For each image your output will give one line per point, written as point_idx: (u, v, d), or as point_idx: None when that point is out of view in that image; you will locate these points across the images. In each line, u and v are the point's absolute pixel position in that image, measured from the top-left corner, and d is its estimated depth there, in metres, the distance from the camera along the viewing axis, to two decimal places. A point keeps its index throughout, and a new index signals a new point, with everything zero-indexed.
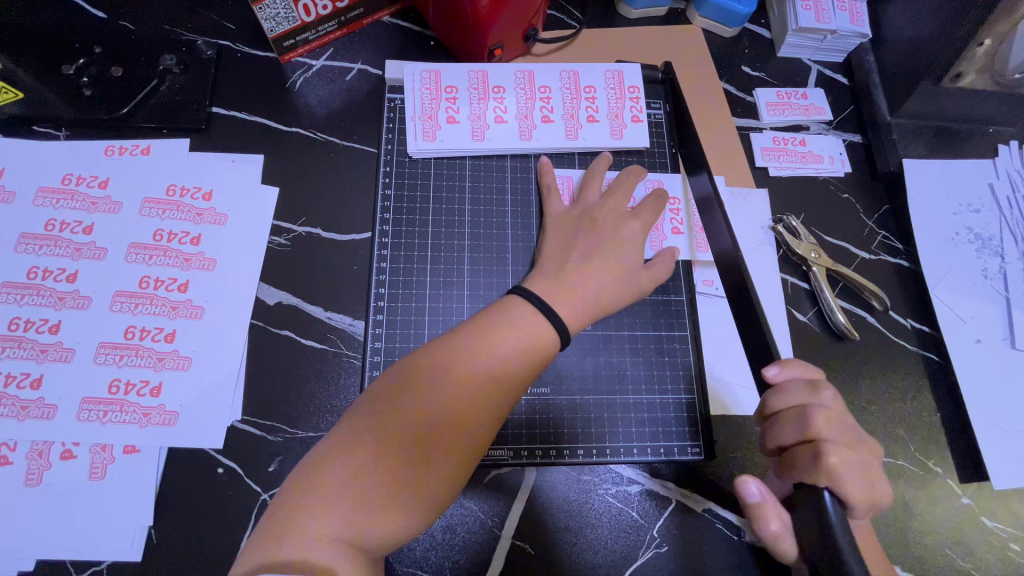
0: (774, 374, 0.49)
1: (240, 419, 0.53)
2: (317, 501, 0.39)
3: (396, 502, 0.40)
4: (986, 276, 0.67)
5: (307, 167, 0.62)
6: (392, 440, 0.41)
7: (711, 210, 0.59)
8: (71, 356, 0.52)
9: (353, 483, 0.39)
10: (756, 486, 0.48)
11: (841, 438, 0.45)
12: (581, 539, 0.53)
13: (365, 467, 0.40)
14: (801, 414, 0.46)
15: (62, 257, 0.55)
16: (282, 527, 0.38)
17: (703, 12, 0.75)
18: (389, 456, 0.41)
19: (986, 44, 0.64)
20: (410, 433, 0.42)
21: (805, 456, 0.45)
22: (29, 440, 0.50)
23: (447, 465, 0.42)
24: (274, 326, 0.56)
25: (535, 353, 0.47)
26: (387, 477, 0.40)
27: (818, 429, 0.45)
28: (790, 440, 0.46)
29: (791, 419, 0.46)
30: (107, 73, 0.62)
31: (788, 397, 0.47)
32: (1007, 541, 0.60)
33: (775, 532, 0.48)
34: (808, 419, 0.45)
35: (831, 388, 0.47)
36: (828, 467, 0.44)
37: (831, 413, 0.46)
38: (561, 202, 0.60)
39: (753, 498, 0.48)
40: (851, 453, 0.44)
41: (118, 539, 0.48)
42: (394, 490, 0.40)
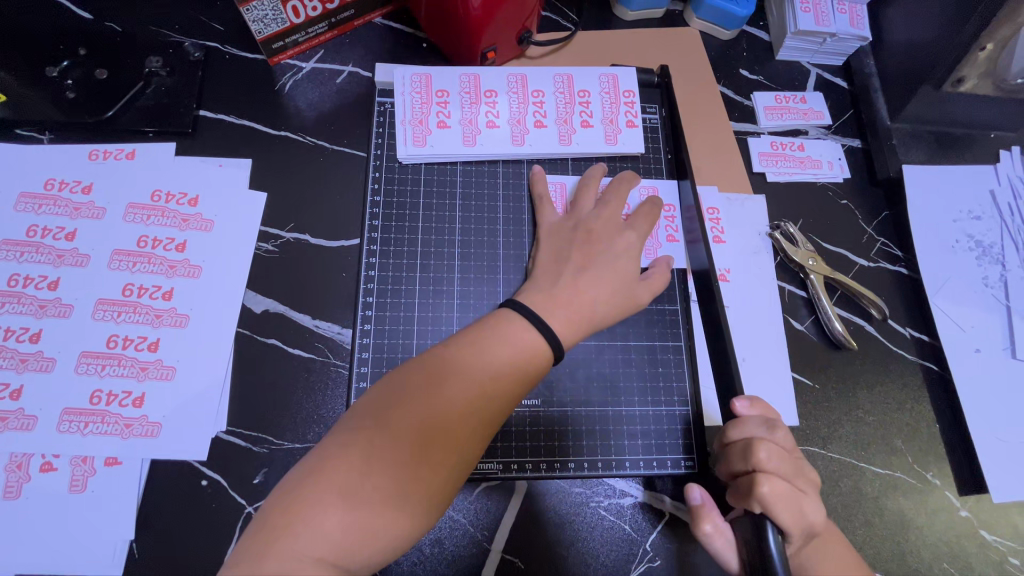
0: (742, 407, 0.50)
1: (225, 431, 0.52)
2: (301, 520, 0.37)
3: (383, 522, 0.39)
4: (986, 284, 0.66)
5: (295, 172, 0.61)
6: (380, 456, 0.40)
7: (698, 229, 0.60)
8: (52, 366, 0.51)
9: (340, 502, 0.38)
10: (699, 492, 0.51)
11: (783, 472, 0.45)
12: (573, 553, 0.52)
13: (352, 484, 0.39)
14: (747, 445, 0.46)
15: (43, 264, 0.54)
16: (264, 547, 0.37)
17: (700, 13, 0.73)
18: (377, 474, 0.40)
19: (987, 49, 0.63)
20: (399, 450, 0.41)
21: (745, 484, 0.45)
22: (7, 452, 0.49)
23: (435, 484, 0.41)
24: (261, 335, 0.55)
25: (527, 367, 0.46)
26: (374, 496, 0.39)
27: (761, 462, 0.45)
28: (738, 469, 0.47)
29: (739, 449, 0.47)
30: (92, 76, 0.61)
31: (744, 428, 0.48)
32: (1006, 555, 0.59)
33: (709, 534, 0.49)
34: (752, 450, 0.45)
35: (786, 429, 0.47)
36: (760, 497, 0.44)
37: (779, 448, 0.46)
38: (554, 208, 0.59)
39: (695, 500, 0.50)
40: (787, 487, 0.44)
41: (99, 553, 0.47)
42: (381, 509, 0.39)
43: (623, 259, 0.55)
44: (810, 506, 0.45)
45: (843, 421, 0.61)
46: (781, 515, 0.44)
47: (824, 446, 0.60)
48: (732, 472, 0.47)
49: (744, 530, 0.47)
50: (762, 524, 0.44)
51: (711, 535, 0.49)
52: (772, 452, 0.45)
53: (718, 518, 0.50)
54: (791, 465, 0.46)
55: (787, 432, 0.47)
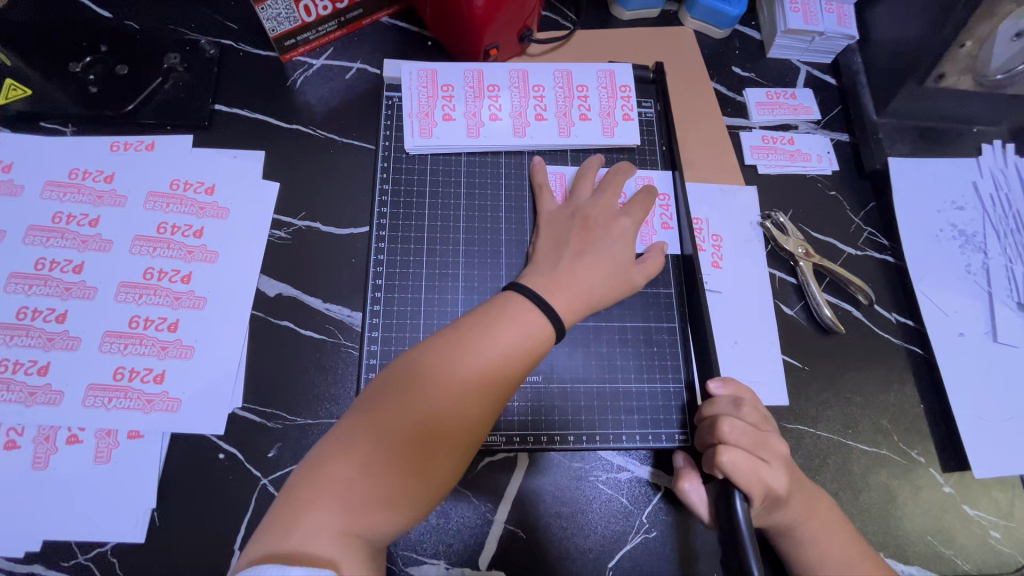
0: (714, 387, 0.54)
1: (241, 407, 0.55)
2: (325, 490, 0.40)
3: (399, 492, 0.42)
4: (969, 271, 0.69)
5: (306, 163, 0.64)
6: (395, 432, 0.43)
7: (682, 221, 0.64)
8: (77, 344, 0.53)
9: (359, 474, 0.41)
10: (684, 459, 0.56)
11: (747, 444, 0.49)
12: (572, 524, 0.55)
13: (371, 458, 0.42)
14: (714, 421, 0.51)
15: (68, 248, 0.56)
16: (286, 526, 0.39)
17: (694, 13, 0.77)
18: (393, 448, 0.42)
19: (967, 46, 0.66)
20: (413, 425, 0.43)
21: (710, 455, 0.50)
22: (36, 425, 0.51)
23: (445, 458, 0.44)
24: (274, 316, 0.58)
25: (530, 348, 0.49)
26: (391, 468, 0.42)
27: (725, 435, 0.49)
28: (708, 443, 0.51)
29: (709, 425, 0.52)
30: (113, 71, 0.64)
31: (714, 406, 0.53)
32: (988, 529, 0.61)
33: (690, 495, 0.52)
34: (716, 425, 0.50)
35: (752, 406, 0.52)
36: (723, 466, 0.47)
37: (742, 423, 0.50)
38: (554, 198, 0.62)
39: (680, 463, 0.56)
40: (749, 457, 0.48)
41: (123, 521, 0.50)
42: (398, 480, 0.42)
43: (619, 244, 0.57)
44: (773, 478, 0.48)
45: (832, 401, 0.64)
46: (744, 482, 0.47)
47: (814, 425, 0.63)
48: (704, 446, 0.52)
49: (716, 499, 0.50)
50: (731, 493, 0.47)
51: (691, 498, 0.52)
52: (733, 425, 0.50)
53: (701, 485, 0.53)
54: (754, 439, 0.49)
55: (755, 409, 0.52)
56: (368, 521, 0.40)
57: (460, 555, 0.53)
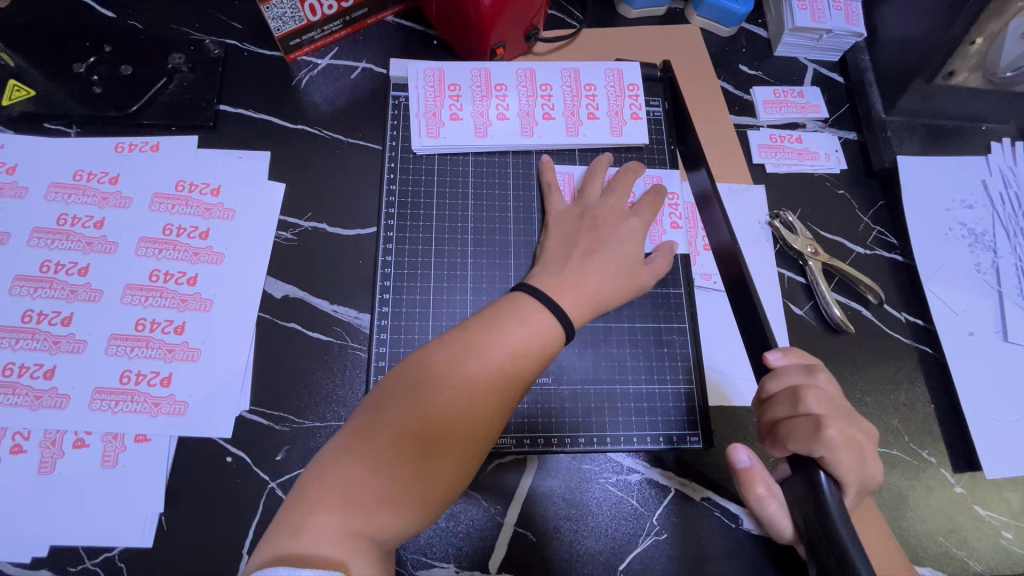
0: (775, 359, 0.51)
1: (248, 410, 0.54)
2: (334, 493, 0.40)
3: (409, 496, 0.41)
4: (979, 270, 0.68)
5: (313, 163, 0.64)
6: (405, 434, 0.42)
7: (715, 210, 0.59)
8: (83, 347, 0.53)
9: (369, 476, 0.41)
10: (746, 455, 0.52)
11: (834, 415, 0.46)
12: (582, 527, 0.54)
13: (380, 460, 0.41)
14: (794, 394, 0.47)
15: (73, 251, 0.56)
16: (296, 522, 0.39)
17: (700, 11, 0.76)
18: (403, 451, 0.42)
19: (977, 44, 0.66)
20: (423, 428, 0.43)
21: (803, 430, 0.46)
22: (42, 429, 0.51)
23: (455, 459, 0.44)
24: (281, 318, 0.58)
25: (540, 348, 0.48)
26: (401, 472, 0.41)
27: (812, 407, 0.46)
28: (782, 417, 0.48)
29: (784, 398, 0.48)
30: (117, 72, 0.63)
31: (784, 378, 0.49)
32: (1000, 530, 0.61)
33: (761, 496, 0.51)
34: (800, 398, 0.47)
35: (827, 372, 0.49)
36: (825, 440, 0.45)
37: (825, 392, 0.47)
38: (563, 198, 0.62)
39: (742, 463, 0.52)
40: (845, 428, 0.46)
41: (130, 526, 0.50)
42: (408, 484, 0.41)
43: (629, 245, 0.57)
44: (863, 451, 0.47)
45: None
46: (839, 456, 0.45)
47: None
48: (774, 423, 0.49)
49: (795, 489, 0.49)
50: (814, 472, 0.46)
51: (763, 494, 0.51)
52: (816, 396, 0.46)
53: (766, 477, 0.52)
54: (839, 407, 0.47)
55: (829, 376, 0.49)
56: (377, 526, 0.40)
57: (470, 558, 0.53)
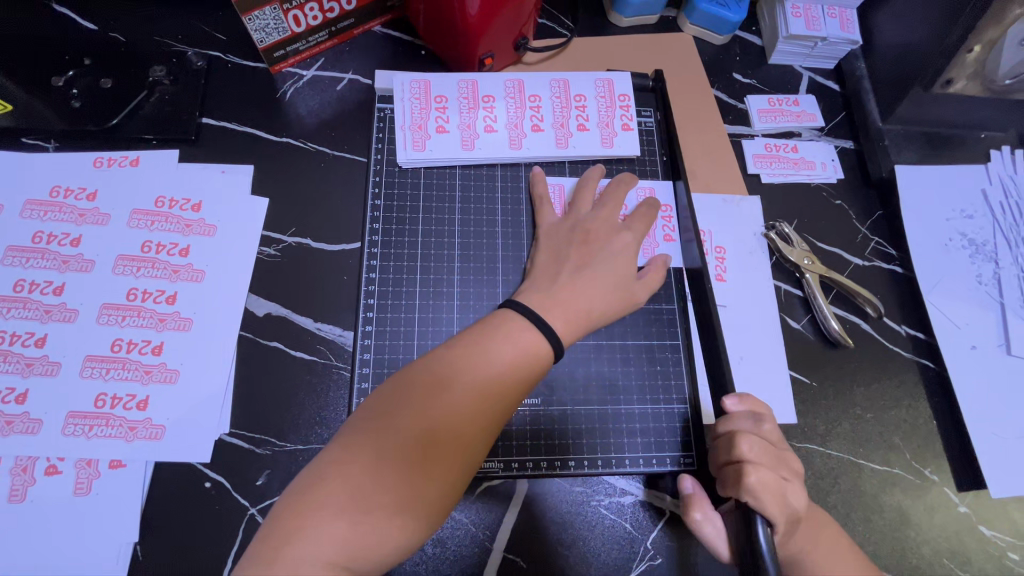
0: (730, 403, 0.51)
1: (228, 433, 0.53)
2: (312, 520, 0.38)
3: (391, 521, 0.39)
4: (980, 281, 0.67)
5: (297, 177, 0.62)
6: (389, 456, 0.41)
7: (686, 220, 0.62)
8: (58, 369, 0.51)
9: (350, 502, 0.39)
10: (691, 483, 0.52)
11: (765, 462, 0.48)
12: (573, 552, 0.53)
13: (362, 485, 0.40)
14: (731, 440, 0.49)
15: (49, 269, 0.54)
16: (271, 553, 0.38)
17: (693, 19, 0.75)
18: (386, 474, 0.40)
19: (976, 51, 0.64)
20: (407, 450, 0.41)
21: (730, 476, 0.48)
22: (13, 456, 0.49)
23: (440, 483, 0.42)
24: (264, 338, 0.56)
25: (528, 366, 0.47)
26: (383, 496, 0.40)
27: (743, 453, 0.48)
28: (722, 461, 0.50)
29: (724, 443, 0.50)
30: (97, 85, 0.62)
31: (728, 423, 0.51)
32: (1006, 550, 0.59)
33: (700, 522, 0.50)
34: (733, 443, 0.48)
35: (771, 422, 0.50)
36: (747, 487, 0.46)
37: (762, 440, 0.49)
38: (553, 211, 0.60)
39: (687, 490, 0.52)
40: (772, 475, 0.47)
41: (103, 556, 0.48)
42: (391, 509, 0.40)
43: (621, 258, 0.55)
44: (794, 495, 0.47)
45: (841, 419, 0.62)
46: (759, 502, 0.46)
47: (823, 443, 0.61)
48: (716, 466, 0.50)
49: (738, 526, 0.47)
50: (750, 517, 0.45)
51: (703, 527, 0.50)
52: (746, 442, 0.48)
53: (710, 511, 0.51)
54: (773, 456, 0.48)
55: (775, 426, 0.50)
56: (355, 556, 0.38)
57: None
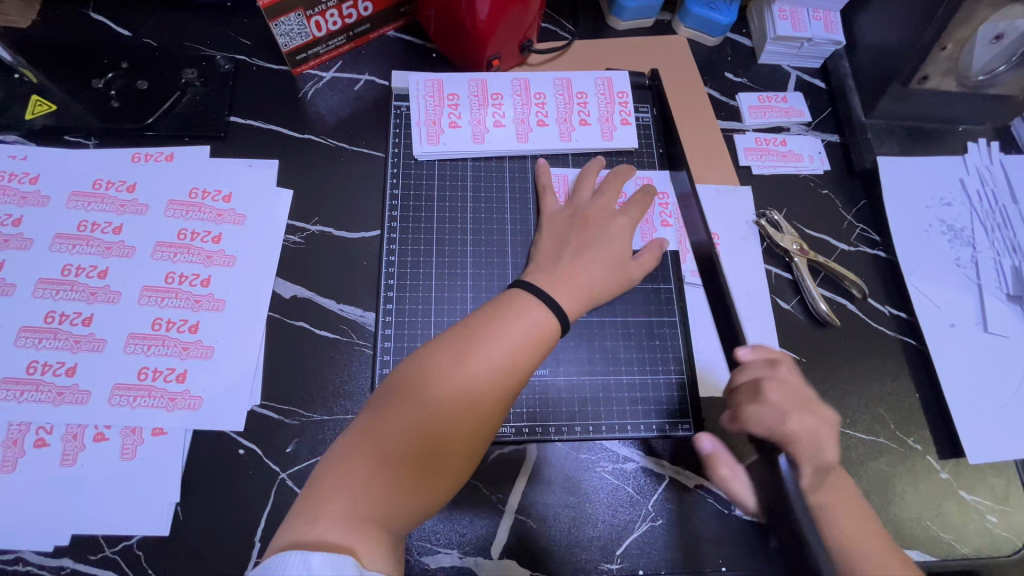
0: (744, 353, 0.57)
1: (260, 404, 0.57)
2: (346, 487, 0.42)
3: (417, 487, 0.44)
4: (959, 264, 0.71)
5: (319, 170, 0.67)
6: (412, 431, 0.45)
7: (693, 205, 0.67)
8: (103, 346, 0.56)
9: (379, 472, 0.43)
10: (711, 441, 0.57)
11: (789, 401, 0.53)
12: (580, 514, 0.57)
13: (389, 456, 0.44)
14: (755, 385, 0.54)
15: (93, 255, 0.59)
16: (308, 516, 0.40)
17: (686, 22, 0.80)
18: (412, 440, 0.45)
19: (947, 49, 0.69)
20: (427, 424, 0.45)
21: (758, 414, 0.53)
22: (64, 424, 0.53)
23: (462, 446, 0.46)
24: (291, 318, 0.60)
25: (539, 342, 0.51)
26: (408, 466, 0.44)
27: (770, 395, 0.53)
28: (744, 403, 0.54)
29: (747, 388, 0.54)
30: (134, 86, 0.66)
31: (749, 370, 0.56)
32: (985, 514, 0.63)
33: (725, 477, 0.56)
34: (761, 387, 0.53)
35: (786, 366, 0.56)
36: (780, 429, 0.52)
37: (783, 383, 0.54)
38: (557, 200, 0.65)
39: (707, 449, 0.56)
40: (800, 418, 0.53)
41: (148, 516, 0.52)
42: (415, 476, 0.44)
43: (618, 240, 0.60)
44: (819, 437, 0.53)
45: (829, 392, 0.66)
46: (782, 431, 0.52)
47: None
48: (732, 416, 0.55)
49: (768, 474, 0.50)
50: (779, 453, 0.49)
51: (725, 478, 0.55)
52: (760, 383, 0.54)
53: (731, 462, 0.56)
54: (794, 398, 0.53)
55: (789, 370, 0.56)
56: (388, 512, 0.42)
57: (473, 545, 0.55)
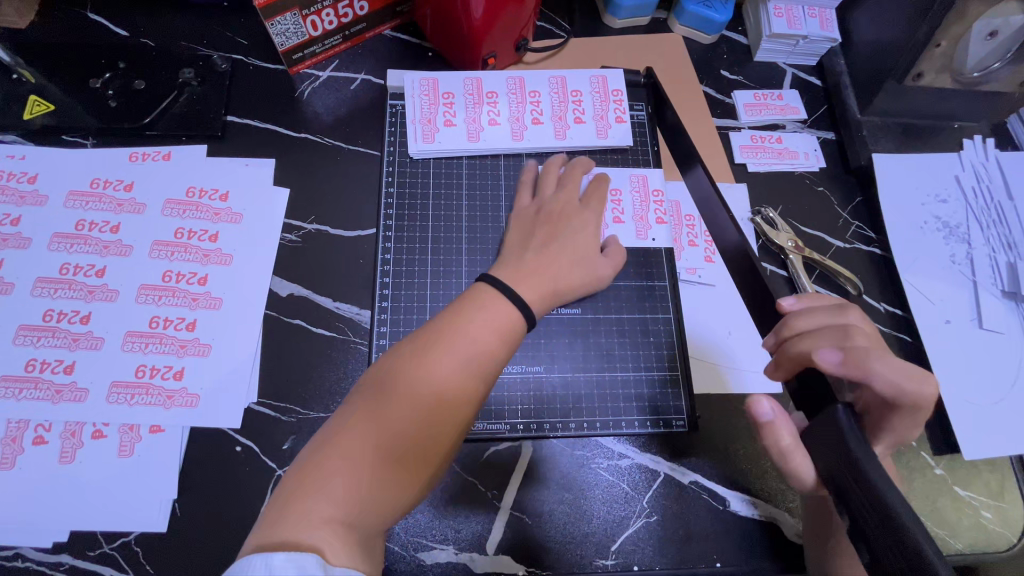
0: (792, 303, 0.53)
1: (257, 401, 0.57)
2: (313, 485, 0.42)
3: (383, 484, 0.44)
4: (954, 261, 0.71)
5: (315, 169, 0.67)
6: (379, 429, 0.45)
7: (716, 207, 0.59)
8: (101, 344, 0.56)
9: (345, 469, 0.43)
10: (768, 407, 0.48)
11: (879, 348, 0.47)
12: (575, 511, 0.57)
13: (354, 453, 0.44)
14: (833, 330, 0.48)
15: (91, 254, 0.59)
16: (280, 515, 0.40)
17: (682, 20, 0.80)
18: (382, 441, 0.45)
19: (942, 46, 0.70)
20: (393, 421, 0.46)
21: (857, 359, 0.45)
22: (62, 421, 0.54)
23: (433, 445, 0.47)
24: (287, 315, 0.61)
25: (508, 337, 0.51)
26: (374, 462, 0.44)
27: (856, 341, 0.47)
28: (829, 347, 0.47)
29: (827, 333, 0.48)
30: (131, 86, 0.67)
31: (814, 316, 0.50)
32: (980, 509, 0.63)
33: (785, 447, 0.48)
34: (844, 332, 0.48)
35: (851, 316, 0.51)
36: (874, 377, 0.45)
37: (859, 330, 0.49)
38: (529, 192, 0.65)
39: (765, 416, 0.48)
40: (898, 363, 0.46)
41: (146, 513, 0.52)
42: (382, 472, 0.44)
43: (594, 232, 0.59)
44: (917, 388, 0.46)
45: None
46: (898, 384, 0.45)
47: None
48: (833, 364, 0.46)
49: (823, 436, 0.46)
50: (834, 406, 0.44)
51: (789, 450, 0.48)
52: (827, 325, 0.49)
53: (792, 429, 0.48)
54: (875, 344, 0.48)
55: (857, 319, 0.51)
56: (361, 514, 0.42)
57: (468, 541, 0.55)
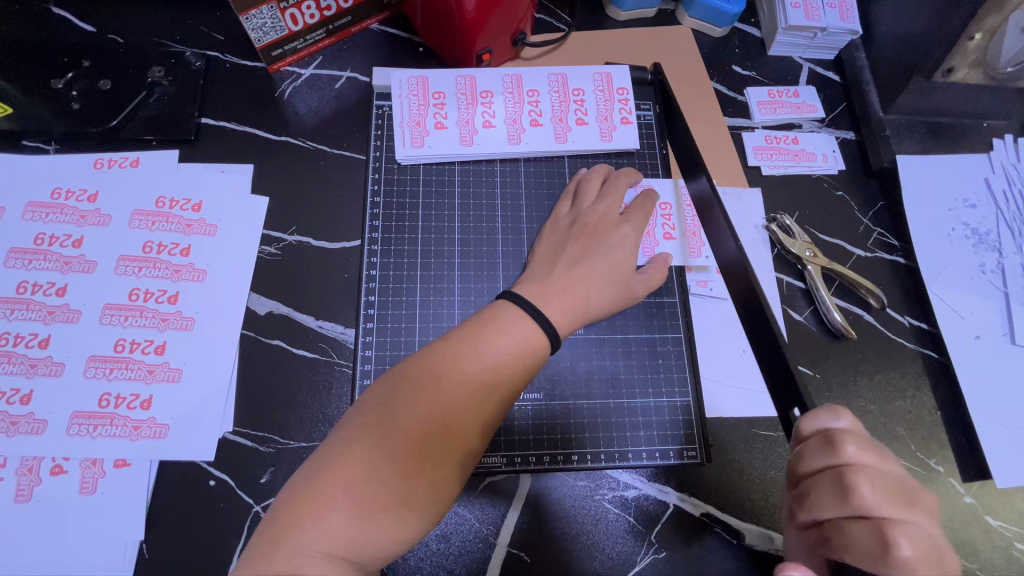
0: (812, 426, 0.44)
1: (232, 431, 0.53)
2: (310, 515, 0.37)
3: (385, 516, 0.38)
4: (984, 271, 0.66)
5: (297, 176, 0.62)
6: (387, 451, 0.40)
7: (716, 213, 0.54)
8: (62, 370, 0.52)
9: (347, 496, 0.38)
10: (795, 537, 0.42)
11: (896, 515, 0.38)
12: (577, 545, 0.53)
13: (354, 480, 0.39)
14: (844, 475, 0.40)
15: (51, 271, 0.55)
16: (273, 548, 0.37)
17: (691, 12, 0.75)
18: (393, 460, 0.40)
19: (977, 39, 0.63)
20: (400, 443, 0.40)
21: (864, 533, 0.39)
22: (18, 456, 0.49)
23: (447, 468, 0.41)
24: (265, 336, 0.56)
25: (530, 349, 0.46)
26: (379, 489, 0.39)
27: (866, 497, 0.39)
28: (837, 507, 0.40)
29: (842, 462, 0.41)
30: (96, 87, 0.62)
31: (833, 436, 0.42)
32: (1012, 541, 0.58)
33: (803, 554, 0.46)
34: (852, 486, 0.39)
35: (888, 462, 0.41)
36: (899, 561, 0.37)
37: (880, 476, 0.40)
38: (568, 203, 0.60)
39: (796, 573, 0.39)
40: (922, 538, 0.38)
41: (109, 556, 0.48)
42: (386, 500, 0.39)
43: (598, 249, 0.54)
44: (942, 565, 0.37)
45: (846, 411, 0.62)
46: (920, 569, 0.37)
47: None
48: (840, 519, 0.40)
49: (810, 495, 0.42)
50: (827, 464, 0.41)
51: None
52: (877, 480, 0.39)
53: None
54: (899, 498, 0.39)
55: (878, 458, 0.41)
56: (367, 543, 0.38)
57: None
